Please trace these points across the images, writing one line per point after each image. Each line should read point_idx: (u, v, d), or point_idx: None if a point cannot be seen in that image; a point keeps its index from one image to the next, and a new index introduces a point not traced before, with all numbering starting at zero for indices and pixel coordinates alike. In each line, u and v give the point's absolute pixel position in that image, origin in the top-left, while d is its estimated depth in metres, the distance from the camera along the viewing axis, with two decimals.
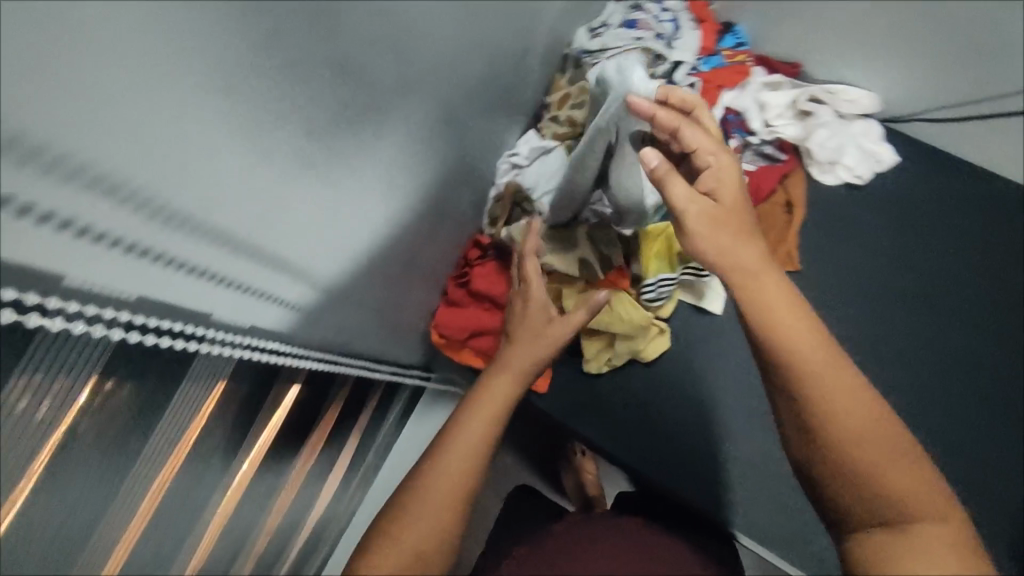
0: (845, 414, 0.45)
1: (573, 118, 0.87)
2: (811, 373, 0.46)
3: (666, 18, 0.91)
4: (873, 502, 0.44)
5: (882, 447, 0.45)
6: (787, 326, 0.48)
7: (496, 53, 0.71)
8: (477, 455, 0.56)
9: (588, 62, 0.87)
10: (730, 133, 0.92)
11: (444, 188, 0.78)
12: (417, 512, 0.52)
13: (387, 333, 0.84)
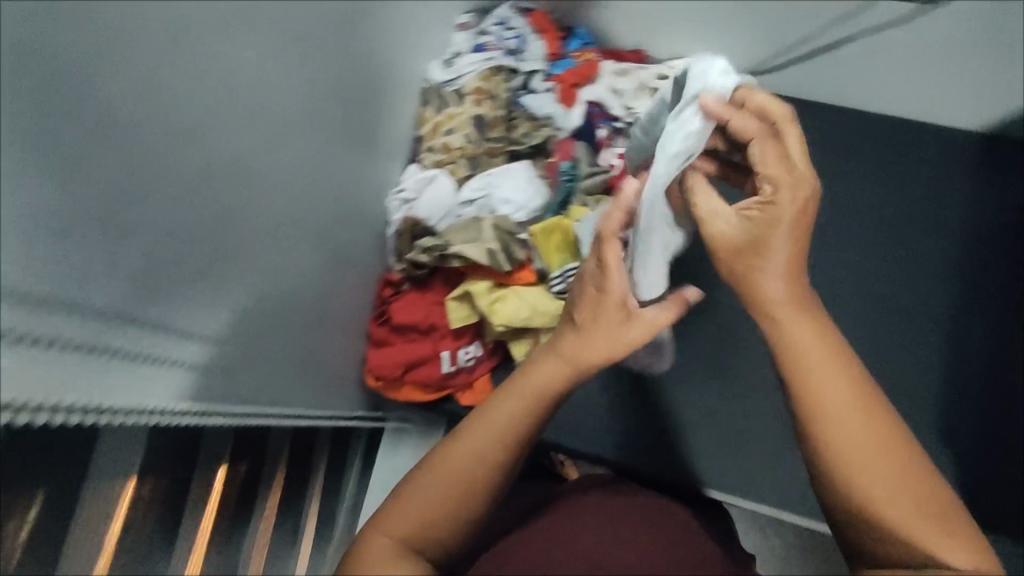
0: (866, 461, 0.48)
1: (449, 143, 0.94)
2: (825, 422, 0.50)
3: (510, 36, 0.98)
4: (843, 486, 0.49)
5: (873, 451, 0.48)
6: (797, 337, 0.53)
7: (347, 101, 0.76)
8: (484, 468, 0.56)
9: (449, 92, 0.95)
10: (597, 123, 0.98)
11: (337, 231, 0.82)
12: (415, 502, 0.53)
13: (320, 381, 0.86)
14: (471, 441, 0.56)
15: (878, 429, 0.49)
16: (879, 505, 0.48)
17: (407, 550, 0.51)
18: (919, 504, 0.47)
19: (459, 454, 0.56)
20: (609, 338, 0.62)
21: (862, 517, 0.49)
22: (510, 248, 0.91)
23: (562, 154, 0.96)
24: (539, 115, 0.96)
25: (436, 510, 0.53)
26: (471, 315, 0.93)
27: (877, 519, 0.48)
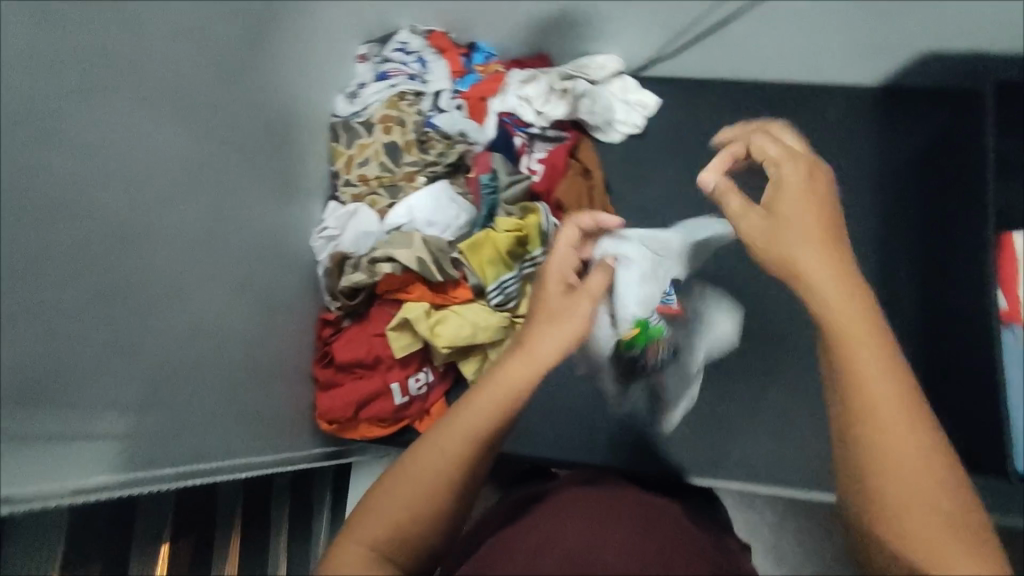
0: (894, 447, 0.46)
1: (365, 174, 0.93)
2: (869, 399, 0.47)
3: (411, 60, 0.98)
4: (884, 489, 0.46)
5: (909, 457, 0.46)
6: (850, 328, 0.50)
7: (241, 153, 0.76)
8: (452, 469, 0.54)
9: (356, 124, 0.93)
10: (512, 132, 1.00)
11: (261, 278, 0.82)
12: (387, 506, 0.53)
13: (271, 431, 0.85)
14: (440, 444, 0.55)
15: (917, 435, 0.46)
16: (918, 515, 0.45)
17: (379, 558, 0.51)
18: (960, 522, 0.44)
19: (427, 458, 0.54)
20: (567, 324, 0.61)
21: (893, 527, 0.45)
22: (441, 264, 0.90)
23: (482, 167, 0.96)
24: (451, 133, 0.96)
25: (405, 515, 0.53)
26: (415, 342, 0.92)
27: (911, 531, 0.45)
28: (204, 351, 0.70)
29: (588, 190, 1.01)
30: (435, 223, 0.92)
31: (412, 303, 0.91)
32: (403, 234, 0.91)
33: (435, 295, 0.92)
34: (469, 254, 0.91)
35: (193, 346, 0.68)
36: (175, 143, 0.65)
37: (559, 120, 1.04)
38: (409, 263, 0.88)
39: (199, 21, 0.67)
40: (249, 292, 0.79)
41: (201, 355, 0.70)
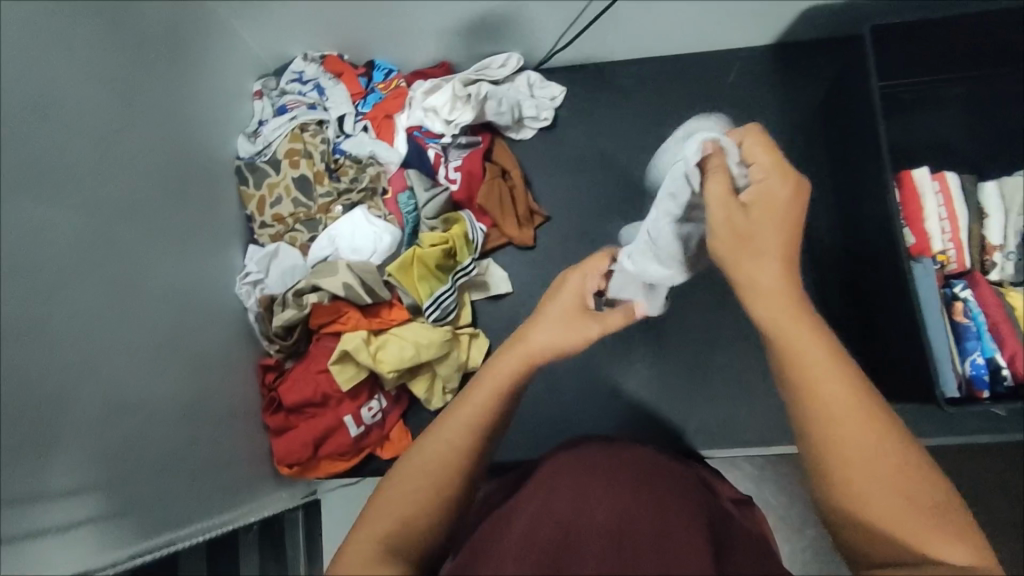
0: (826, 407, 0.50)
1: (279, 213, 0.91)
2: (798, 367, 0.52)
3: (309, 90, 0.98)
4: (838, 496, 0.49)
5: (871, 459, 0.48)
6: (799, 345, 0.52)
7: (152, 216, 0.74)
8: (458, 460, 0.54)
9: (261, 162, 0.91)
10: (425, 145, 1.01)
11: (192, 334, 0.79)
12: (396, 497, 0.52)
13: (233, 485, 0.83)
14: (445, 434, 0.56)
15: (879, 438, 0.48)
16: (877, 510, 0.47)
17: (389, 551, 0.48)
18: (924, 508, 0.46)
19: (432, 449, 0.54)
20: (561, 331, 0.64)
21: (858, 524, 0.48)
22: (372, 287, 0.89)
23: (398, 186, 0.97)
24: (361, 156, 0.96)
25: (414, 505, 0.51)
26: (360, 372, 0.90)
27: (844, 469, 0.48)
28: (145, 417, 0.69)
29: (509, 191, 1.02)
30: (359, 246, 0.91)
31: (351, 333, 0.89)
32: (326, 264, 0.90)
33: (371, 319, 0.92)
34: (399, 275, 0.91)
35: (134, 416, 0.67)
36: (85, 224, 0.63)
37: (470, 125, 1.04)
38: (336, 290, 0.88)
39: (84, 94, 0.65)
40: (182, 350, 0.77)
41: (143, 423, 0.68)
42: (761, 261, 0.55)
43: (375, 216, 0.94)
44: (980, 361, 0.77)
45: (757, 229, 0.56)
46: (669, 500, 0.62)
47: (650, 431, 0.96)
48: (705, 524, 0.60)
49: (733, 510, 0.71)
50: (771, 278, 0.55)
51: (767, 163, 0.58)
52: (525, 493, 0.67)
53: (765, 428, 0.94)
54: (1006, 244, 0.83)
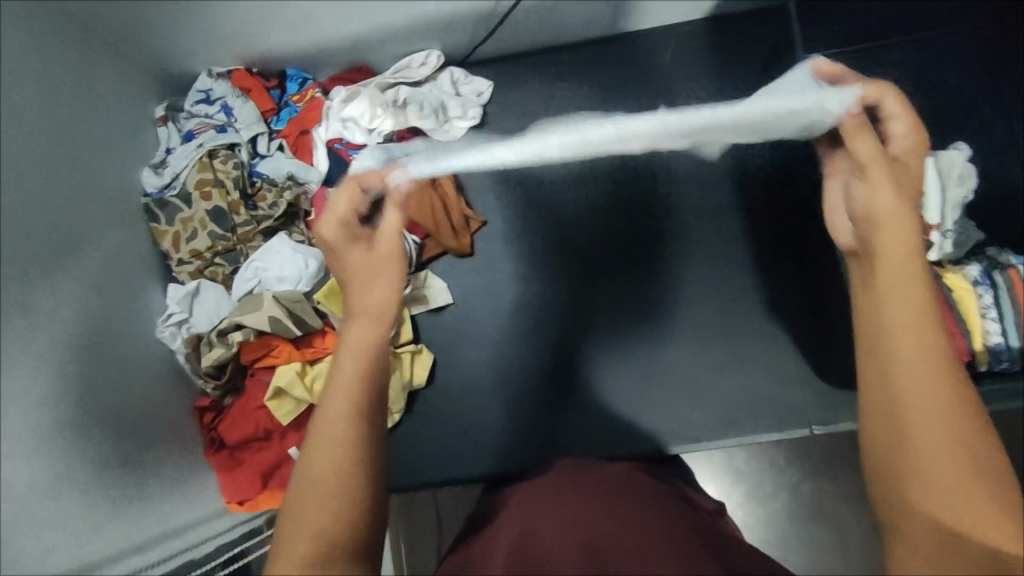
0: (918, 364, 0.48)
1: (196, 248, 0.87)
2: (898, 318, 0.50)
3: (216, 110, 0.92)
4: (910, 489, 0.45)
5: (947, 445, 0.45)
6: (903, 298, 0.50)
7: (60, 271, 0.69)
8: (345, 450, 0.52)
9: (170, 197, 0.86)
10: (348, 157, 0.95)
11: (116, 390, 0.75)
12: (307, 512, 0.49)
13: (183, 537, 0.80)
14: (329, 428, 0.53)
15: (962, 400, 0.46)
16: (941, 500, 0.44)
17: (323, 553, 0.47)
18: (989, 483, 0.44)
19: (326, 451, 0.52)
20: (371, 272, 0.64)
21: (907, 488, 0.46)
22: (301, 317, 0.86)
23: (321, 207, 0.91)
24: (279, 178, 0.92)
25: (327, 514, 0.49)
26: (300, 405, 0.87)
27: (913, 427, 0.46)
28: (72, 486, 0.66)
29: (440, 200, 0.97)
30: (284, 275, 0.88)
31: (284, 366, 0.87)
32: (250, 298, 0.86)
33: (305, 349, 0.89)
34: (327, 303, 0.88)
35: (62, 487, 0.64)
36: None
37: (395, 132, 0.99)
38: (262, 325, 0.84)
39: None
40: (107, 409, 0.73)
41: (71, 491, 0.65)
42: (892, 200, 0.53)
43: (297, 242, 0.91)
44: None
45: (896, 176, 0.55)
46: (648, 514, 0.61)
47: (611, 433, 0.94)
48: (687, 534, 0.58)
49: (710, 518, 0.70)
50: (900, 214, 0.53)
51: (917, 129, 0.58)
52: (535, 509, 0.64)
53: (724, 419, 0.92)
54: (942, 222, 0.81)
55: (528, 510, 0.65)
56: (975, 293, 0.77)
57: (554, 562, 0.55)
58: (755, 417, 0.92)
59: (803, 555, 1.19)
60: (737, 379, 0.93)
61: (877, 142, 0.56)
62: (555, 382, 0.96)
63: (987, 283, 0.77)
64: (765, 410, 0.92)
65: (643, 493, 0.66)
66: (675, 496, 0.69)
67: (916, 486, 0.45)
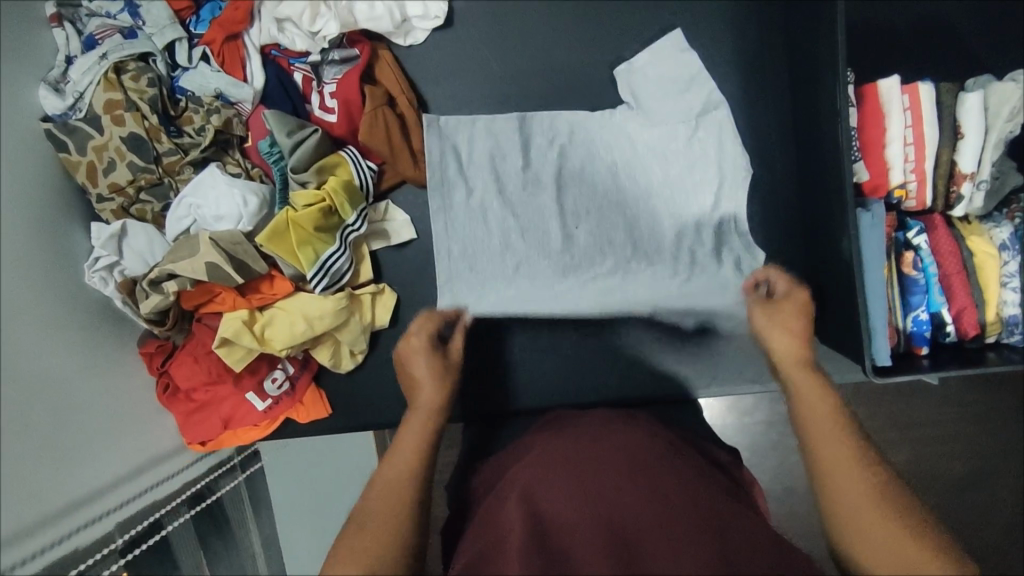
0: (824, 463, 0.56)
1: (116, 183, 0.75)
2: (808, 431, 0.59)
3: (119, 10, 0.78)
4: (857, 542, 0.52)
5: (881, 530, 0.51)
6: (809, 417, 0.60)
7: None
8: (411, 484, 0.58)
9: (76, 121, 0.73)
10: (288, 68, 0.83)
11: (47, 346, 0.67)
12: (366, 533, 0.53)
13: (136, 481, 0.78)
14: (397, 464, 0.59)
15: (860, 471, 0.54)
16: (882, 562, 0.50)
17: None
18: (908, 530, 0.51)
19: (397, 477, 0.58)
20: (441, 380, 0.69)
21: (853, 549, 0.52)
22: (243, 262, 0.78)
23: (259, 132, 0.81)
24: (207, 95, 0.79)
25: (388, 539, 0.53)
26: (251, 353, 0.82)
27: (836, 507, 0.54)
28: (21, 445, 0.61)
29: (398, 121, 0.84)
30: (222, 214, 0.78)
31: (229, 316, 0.80)
32: (185, 241, 0.77)
33: (250, 296, 0.82)
34: (273, 246, 0.78)
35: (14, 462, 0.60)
36: None
37: (345, 34, 0.83)
38: (199, 274, 0.76)
39: None
40: (46, 369, 0.66)
41: (23, 454, 0.61)
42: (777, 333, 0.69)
43: (232, 175, 0.80)
44: (924, 317, 0.68)
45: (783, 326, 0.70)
46: (662, 487, 0.56)
47: (590, 387, 0.86)
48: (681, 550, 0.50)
49: (728, 497, 0.59)
50: (782, 347, 0.68)
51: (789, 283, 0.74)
52: (555, 468, 0.59)
53: (704, 370, 0.86)
54: (978, 170, 0.69)
55: (536, 471, 0.59)
56: (999, 259, 0.68)
57: (568, 535, 0.53)
58: (735, 368, 0.86)
59: (767, 472, 1.20)
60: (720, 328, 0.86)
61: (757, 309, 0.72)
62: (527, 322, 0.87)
63: (1014, 248, 0.68)
64: (746, 360, 0.86)
65: (642, 451, 0.61)
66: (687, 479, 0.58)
67: (865, 542, 0.52)
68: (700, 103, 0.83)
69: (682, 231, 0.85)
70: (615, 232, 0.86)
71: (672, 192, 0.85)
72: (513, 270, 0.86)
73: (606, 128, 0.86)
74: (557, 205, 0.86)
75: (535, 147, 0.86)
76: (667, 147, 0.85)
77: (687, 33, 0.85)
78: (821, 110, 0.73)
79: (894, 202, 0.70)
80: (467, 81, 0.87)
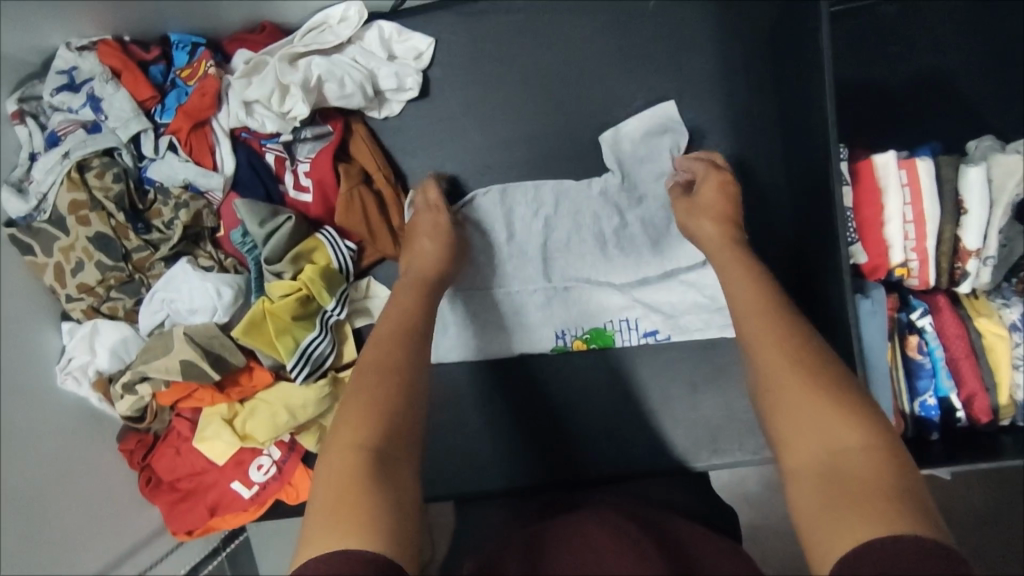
0: (755, 340, 0.57)
1: (84, 283, 0.73)
2: (741, 314, 0.60)
3: (81, 103, 0.75)
4: (790, 425, 0.50)
5: (809, 409, 0.50)
6: (743, 303, 0.61)
7: None
8: (393, 364, 0.60)
9: (42, 221, 0.71)
10: (260, 149, 0.81)
11: None
12: (359, 405, 0.56)
13: None
14: (379, 342, 0.63)
15: (791, 350, 0.54)
16: (818, 438, 0.48)
17: (370, 452, 0.52)
18: (839, 401, 0.49)
19: (375, 357, 0.61)
20: (440, 239, 0.75)
21: (788, 432, 0.50)
22: (220, 355, 0.75)
23: (230, 221, 0.78)
24: (175, 187, 0.76)
25: (380, 410, 0.55)
26: (230, 447, 0.80)
27: (770, 389, 0.53)
28: None
29: (375, 198, 0.82)
30: (194, 307, 0.75)
31: (209, 412, 0.80)
32: (158, 338, 0.75)
33: (228, 388, 0.80)
34: (250, 337, 0.75)
35: None
36: None
37: (318, 110, 0.82)
38: (173, 371, 0.74)
39: None
40: None
41: None
42: (692, 216, 0.72)
43: (205, 268, 0.78)
44: (931, 402, 0.65)
45: (703, 209, 0.72)
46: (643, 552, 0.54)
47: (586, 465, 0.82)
48: (654, 556, 0.53)
49: (685, 529, 0.62)
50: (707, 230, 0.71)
51: (713, 166, 0.74)
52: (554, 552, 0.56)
53: (702, 443, 0.80)
54: (983, 246, 0.65)
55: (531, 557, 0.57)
56: (1010, 339, 0.65)
57: None
58: (736, 439, 0.80)
59: None
60: (719, 398, 0.80)
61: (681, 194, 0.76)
62: (517, 395, 0.83)
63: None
64: (747, 430, 0.80)
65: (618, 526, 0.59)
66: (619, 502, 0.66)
67: (798, 416, 0.50)
68: (673, 163, 0.80)
69: (677, 302, 0.82)
70: (608, 303, 0.83)
71: (665, 262, 0.82)
72: (502, 345, 0.83)
73: (593, 196, 0.82)
74: (545, 278, 0.83)
75: (519, 219, 0.82)
76: (659, 216, 0.82)
77: (673, 96, 0.81)
78: (814, 182, 0.69)
79: (896, 279, 0.67)
80: (446, 151, 0.84)
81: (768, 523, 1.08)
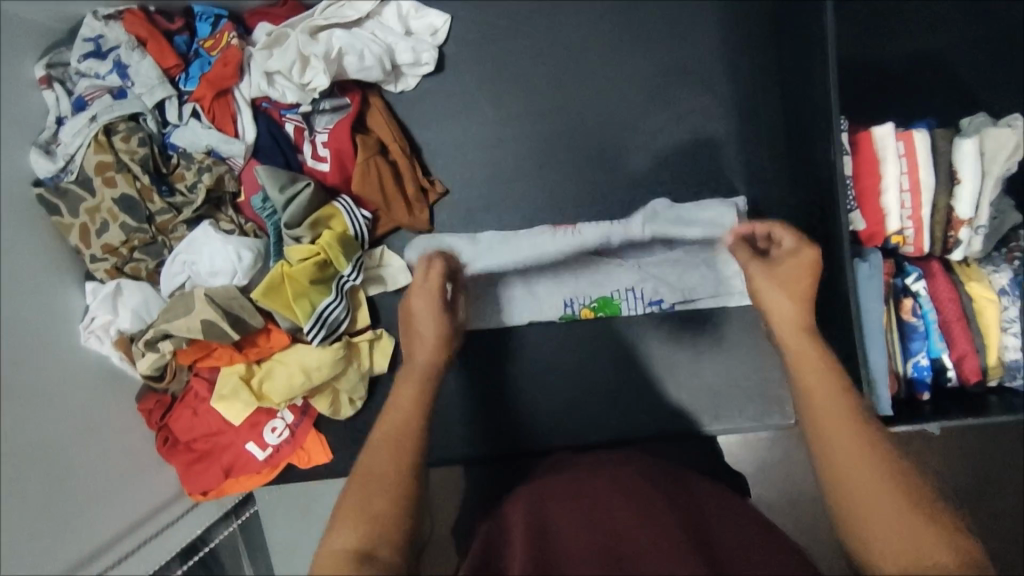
0: (820, 430, 0.51)
1: (109, 243, 0.76)
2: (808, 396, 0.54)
3: (107, 69, 0.77)
4: (864, 530, 0.45)
5: (885, 513, 0.45)
6: (813, 384, 0.54)
7: None
8: (398, 455, 0.53)
9: (69, 183, 0.73)
10: (279, 118, 0.83)
11: (49, 407, 0.67)
12: (358, 505, 0.50)
13: (138, 533, 0.79)
14: (384, 430, 0.56)
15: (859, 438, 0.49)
16: (894, 550, 0.43)
17: (366, 559, 0.46)
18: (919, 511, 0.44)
19: (381, 448, 0.54)
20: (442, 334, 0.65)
21: (859, 536, 0.45)
22: (239, 315, 0.78)
23: (251, 187, 0.81)
24: (198, 153, 0.79)
25: (380, 516, 0.49)
26: (247, 407, 0.82)
27: (835, 488, 0.48)
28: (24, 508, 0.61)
29: (390, 168, 0.84)
30: (216, 269, 0.78)
31: (228, 371, 0.82)
32: (180, 298, 0.77)
33: (246, 349, 0.82)
34: (268, 300, 0.78)
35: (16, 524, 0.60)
36: None
37: (335, 83, 0.84)
38: (195, 330, 0.76)
39: None
40: (48, 429, 0.66)
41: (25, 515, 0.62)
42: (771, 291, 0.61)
43: (225, 232, 0.80)
44: (924, 362, 0.68)
45: (779, 279, 0.61)
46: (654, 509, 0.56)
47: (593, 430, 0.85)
48: (664, 511, 0.55)
49: (697, 485, 0.64)
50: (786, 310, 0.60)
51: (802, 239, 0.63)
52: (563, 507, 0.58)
53: (705, 407, 0.83)
54: (976, 215, 0.68)
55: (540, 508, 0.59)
56: (999, 304, 0.68)
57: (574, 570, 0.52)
58: (737, 406, 0.83)
59: None
60: (722, 366, 0.83)
61: (751, 253, 0.65)
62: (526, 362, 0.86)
63: (1015, 293, 0.68)
64: (749, 396, 0.83)
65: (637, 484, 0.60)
66: (658, 471, 0.66)
67: (868, 521, 0.45)
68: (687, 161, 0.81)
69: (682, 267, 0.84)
70: (615, 274, 0.85)
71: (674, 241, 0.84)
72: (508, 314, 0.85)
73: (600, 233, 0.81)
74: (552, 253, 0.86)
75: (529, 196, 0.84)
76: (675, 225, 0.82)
77: (679, 77, 0.84)
78: (814, 154, 0.73)
79: (892, 246, 0.70)
80: (459, 126, 0.87)
81: (768, 496, 1.10)
